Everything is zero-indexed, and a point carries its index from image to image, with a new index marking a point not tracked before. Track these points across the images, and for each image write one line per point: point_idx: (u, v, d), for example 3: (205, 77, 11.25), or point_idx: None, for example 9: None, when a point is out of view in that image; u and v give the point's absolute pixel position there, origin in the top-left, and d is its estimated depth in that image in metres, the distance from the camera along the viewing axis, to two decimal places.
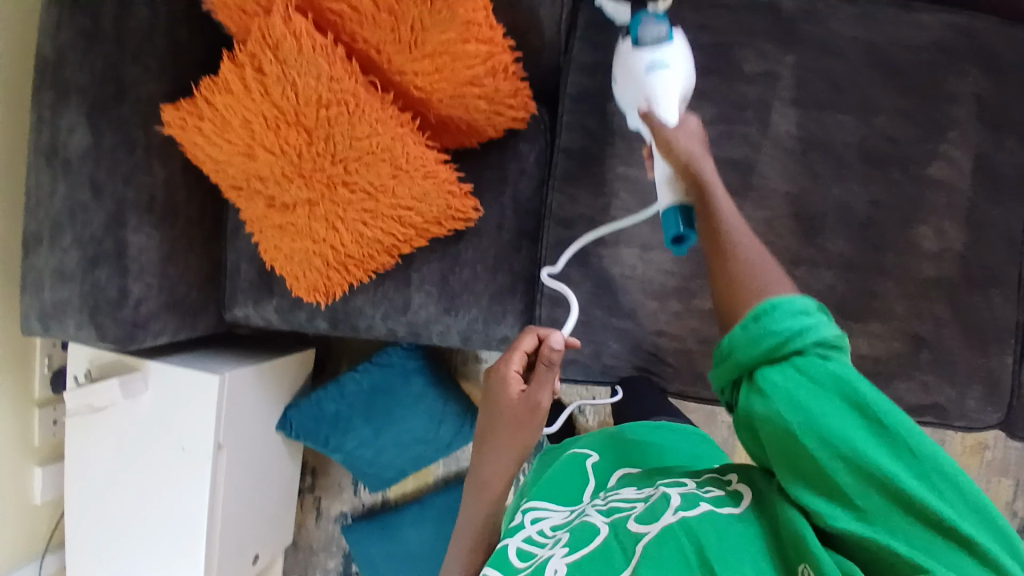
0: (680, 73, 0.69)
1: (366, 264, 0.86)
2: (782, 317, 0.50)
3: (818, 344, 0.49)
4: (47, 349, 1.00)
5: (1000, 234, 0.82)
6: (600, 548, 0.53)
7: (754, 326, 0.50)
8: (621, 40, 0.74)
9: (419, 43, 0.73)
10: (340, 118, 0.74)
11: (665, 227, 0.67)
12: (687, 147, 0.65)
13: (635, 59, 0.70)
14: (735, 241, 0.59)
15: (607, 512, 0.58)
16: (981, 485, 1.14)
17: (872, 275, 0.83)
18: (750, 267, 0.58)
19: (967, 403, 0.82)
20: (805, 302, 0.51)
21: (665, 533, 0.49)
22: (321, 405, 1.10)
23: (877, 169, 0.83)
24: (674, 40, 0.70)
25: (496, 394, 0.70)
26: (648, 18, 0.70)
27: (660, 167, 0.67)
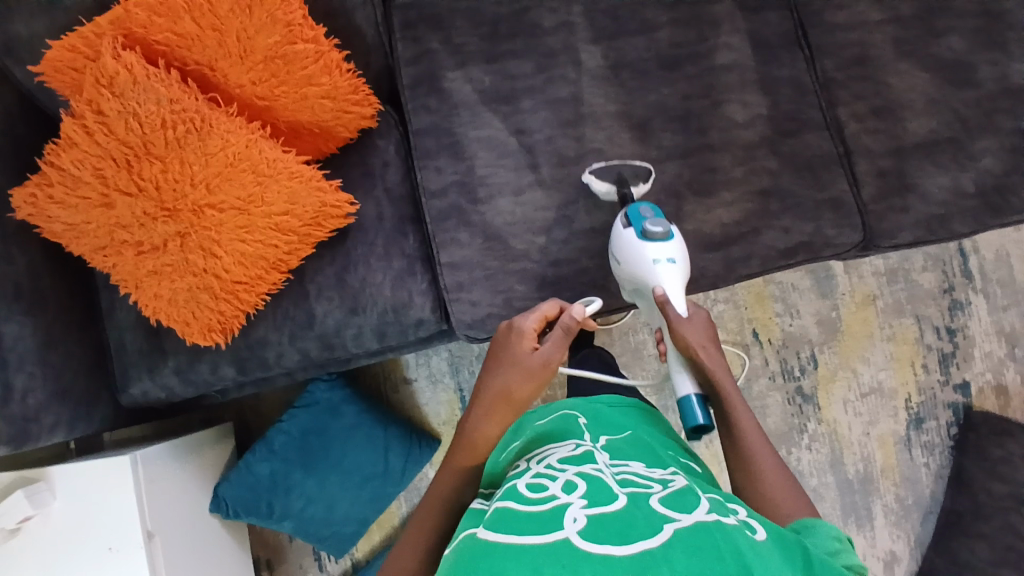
0: (679, 272, 0.83)
1: (256, 287, 0.86)
2: (820, 538, 0.60)
3: (849, 567, 0.59)
4: None
5: (792, 93, 0.97)
6: (624, 509, 0.56)
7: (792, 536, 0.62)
8: (623, 228, 0.86)
9: (249, 52, 0.78)
10: (190, 138, 0.77)
11: (688, 413, 0.77)
12: (701, 346, 0.76)
13: (642, 255, 0.83)
14: (753, 451, 0.72)
15: (623, 483, 0.63)
16: (887, 330, 1.28)
17: (706, 154, 0.95)
18: (772, 473, 0.70)
19: (826, 232, 0.94)
20: (836, 528, 0.62)
21: (699, 522, 0.54)
22: (252, 469, 1.04)
23: (675, 71, 0.97)
24: (672, 239, 0.84)
25: (513, 350, 0.82)
26: (651, 217, 0.84)
27: (676, 358, 0.79)
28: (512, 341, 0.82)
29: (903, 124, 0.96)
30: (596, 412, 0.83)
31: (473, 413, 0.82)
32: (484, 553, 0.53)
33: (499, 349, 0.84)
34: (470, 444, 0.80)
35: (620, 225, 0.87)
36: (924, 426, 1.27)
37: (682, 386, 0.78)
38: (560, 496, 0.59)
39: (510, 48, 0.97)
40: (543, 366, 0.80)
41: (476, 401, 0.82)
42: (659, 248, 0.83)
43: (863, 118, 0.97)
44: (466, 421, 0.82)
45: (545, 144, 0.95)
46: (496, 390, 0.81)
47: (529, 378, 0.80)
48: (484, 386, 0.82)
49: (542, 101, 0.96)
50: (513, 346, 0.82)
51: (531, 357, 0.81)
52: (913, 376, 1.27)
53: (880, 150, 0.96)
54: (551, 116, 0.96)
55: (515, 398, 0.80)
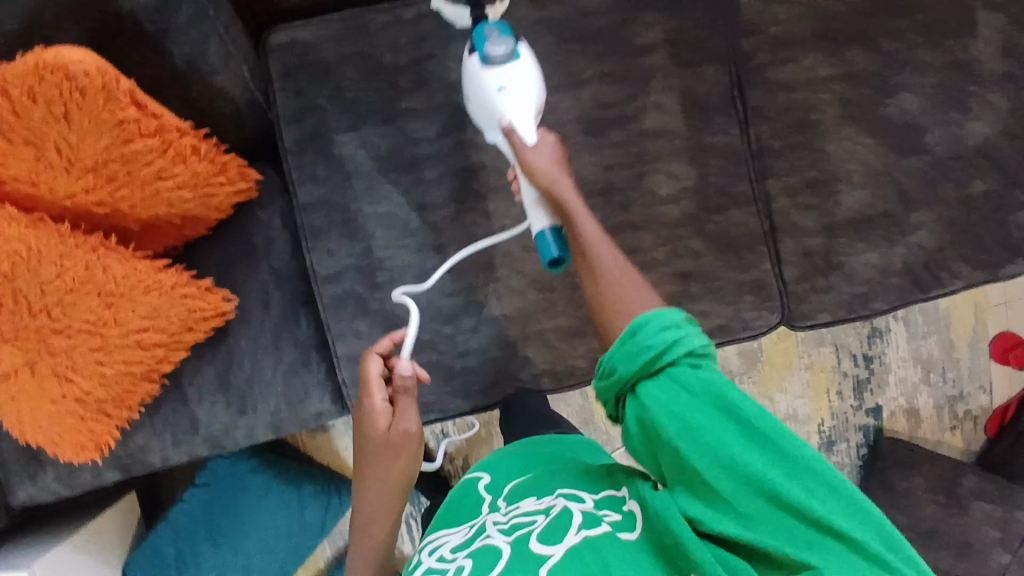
0: (530, 97, 0.73)
1: (126, 401, 0.77)
2: (654, 331, 0.54)
3: (688, 353, 0.54)
4: None
5: (723, 164, 0.89)
6: (504, 571, 0.54)
7: (631, 342, 0.54)
8: (469, 57, 0.76)
9: (75, 162, 0.65)
10: (18, 269, 0.66)
11: (543, 249, 0.68)
12: (546, 168, 0.68)
13: (484, 81, 0.73)
14: (604, 259, 0.64)
15: (508, 531, 0.59)
16: (807, 359, 1.30)
17: (626, 232, 0.87)
18: (624, 289, 0.63)
19: (744, 314, 0.90)
20: (672, 315, 0.55)
21: (571, 553, 0.53)
22: (157, 548, 0.98)
23: (601, 137, 0.87)
24: (521, 58, 0.73)
25: (367, 428, 0.77)
26: (493, 36, 0.73)
27: (527, 191, 0.70)
28: (364, 418, 0.77)
29: (835, 198, 0.91)
30: (497, 462, 0.77)
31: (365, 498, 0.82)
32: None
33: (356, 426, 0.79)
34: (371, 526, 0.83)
35: (466, 56, 0.76)
36: (835, 448, 1.32)
37: (536, 221, 0.69)
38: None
39: (411, 105, 0.85)
40: (405, 438, 0.77)
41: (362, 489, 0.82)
42: (504, 71, 0.73)
43: (795, 191, 0.91)
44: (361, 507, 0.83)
45: (450, 221, 0.86)
46: (374, 479, 0.80)
47: (399, 457, 0.79)
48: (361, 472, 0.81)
49: (448, 171, 0.86)
50: (367, 426, 0.77)
51: (388, 436, 0.77)
52: (827, 403, 1.31)
53: (809, 228, 0.91)
54: (457, 189, 0.86)
55: (394, 479, 0.80)
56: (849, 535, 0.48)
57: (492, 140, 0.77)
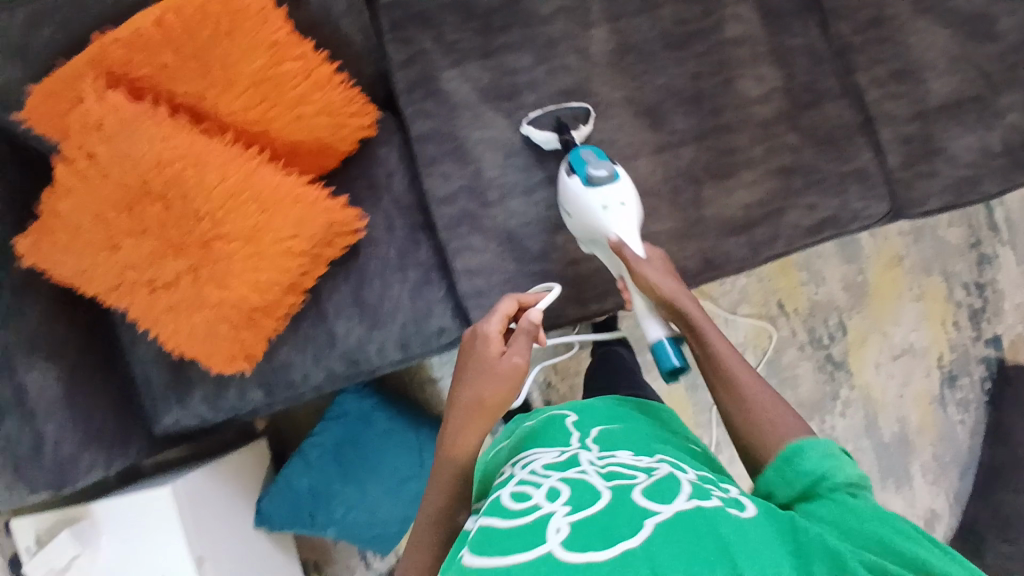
0: (631, 213, 0.82)
1: (274, 311, 0.85)
2: (809, 457, 0.59)
3: (845, 482, 0.57)
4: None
5: (807, 62, 0.92)
6: (606, 508, 0.53)
7: (786, 468, 0.60)
8: (566, 175, 0.85)
9: (236, 79, 0.76)
10: (188, 174, 0.75)
11: (663, 357, 0.76)
12: (662, 279, 0.75)
13: (588, 200, 0.82)
14: (737, 375, 0.68)
15: (606, 476, 0.59)
16: (917, 290, 1.25)
17: (723, 133, 0.90)
18: (761, 402, 0.65)
19: (851, 205, 0.90)
20: (828, 445, 0.60)
21: (683, 514, 0.52)
22: (292, 484, 1.06)
23: (684, 49, 0.91)
24: (619, 179, 0.82)
25: (478, 355, 0.76)
26: (592, 161, 0.82)
27: (641, 301, 0.78)
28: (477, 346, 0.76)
29: (922, 87, 0.91)
30: (584, 407, 0.80)
31: (448, 426, 0.75)
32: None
33: (467, 354, 0.78)
34: (452, 455, 0.74)
35: (565, 175, 0.85)
36: (958, 383, 1.26)
37: (652, 330, 0.77)
38: (543, 504, 0.56)
39: (507, 41, 0.92)
40: (514, 374, 0.74)
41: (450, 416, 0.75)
42: (607, 191, 0.81)
43: (883, 83, 0.92)
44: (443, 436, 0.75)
45: (551, 140, 0.92)
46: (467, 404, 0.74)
47: (500, 386, 0.74)
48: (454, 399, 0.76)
49: (546, 94, 0.92)
50: (477, 353, 0.76)
51: (500, 361, 0.74)
52: (944, 335, 1.25)
53: (903, 116, 0.91)
54: (555, 109, 0.92)
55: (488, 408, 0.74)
56: None
57: (591, 249, 0.87)
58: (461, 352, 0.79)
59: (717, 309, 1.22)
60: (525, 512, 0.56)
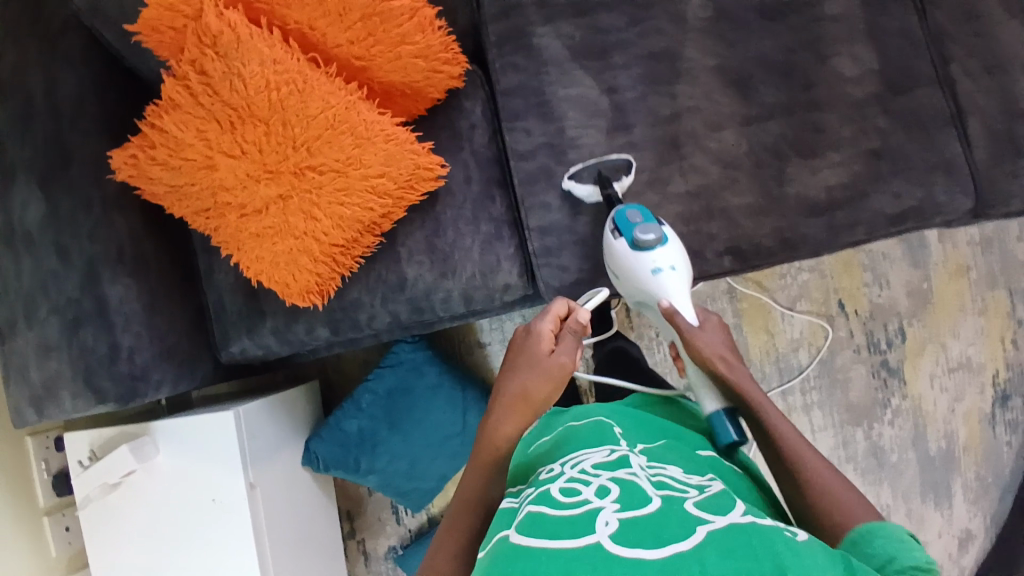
0: (681, 278, 0.84)
1: (352, 250, 0.87)
2: (879, 541, 0.56)
3: (914, 565, 0.53)
4: (41, 454, 0.94)
5: (903, 45, 0.90)
6: (657, 513, 0.53)
7: (851, 551, 0.57)
8: (614, 239, 0.86)
9: (347, 11, 0.77)
10: (292, 100, 0.76)
11: (719, 430, 0.73)
12: (719, 355, 0.76)
13: (640, 263, 0.84)
14: (799, 450, 0.68)
15: (657, 484, 0.58)
16: (979, 303, 1.21)
17: (812, 110, 0.89)
18: (827, 483, 0.64)
19: (937, 197, 0.88)
20: (898, 529, 0.57)
21: (735, 528, 0.51)
22: (341, 426, 1.07)
23: (779, 22, 0.91)
24: (667, 244, 0.84)
25: (529, 350, 0.81)
26: (640, 224, 0.84)
27: (695, 374, 0.79)
28: (528, 341, 0.83)
29: (1020, 83, 0.89)
30: (626, 413, 0.77)
31: (493, 416, 0.80)
32: (518, 559, 0.51)
33: (518, 349, 0.83)
34: (492, 442, 0.78)
35: (611, 237, 0.86)
36: (1010, 403, 1.22)
37: (710, 405, 0.76)
38: (593, 502, 0.55)
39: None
40: (560, 368, 0.79)
41: (495, 403, 0.80)
42: (659, 255, 0.84)
43: (976, 76, 0.90)
44: (486, 423, 0.80)
45: (637, 103, 0.91)
46: (514, 394, 0.79)
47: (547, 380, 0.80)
48: (502, 389, 0.81)
49: (636, 56, 0.92)
50: (529, 349, 0.82)
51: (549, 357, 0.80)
52: (1001, 353, 1.22)
53: (996, 111, 0.89)
54: (645, 72, 0.92)
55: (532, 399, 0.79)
56: None
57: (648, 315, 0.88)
58: (511, 345, 0.85)
59: (775, 305, 1.21)
60: (576, 507, 0.55)
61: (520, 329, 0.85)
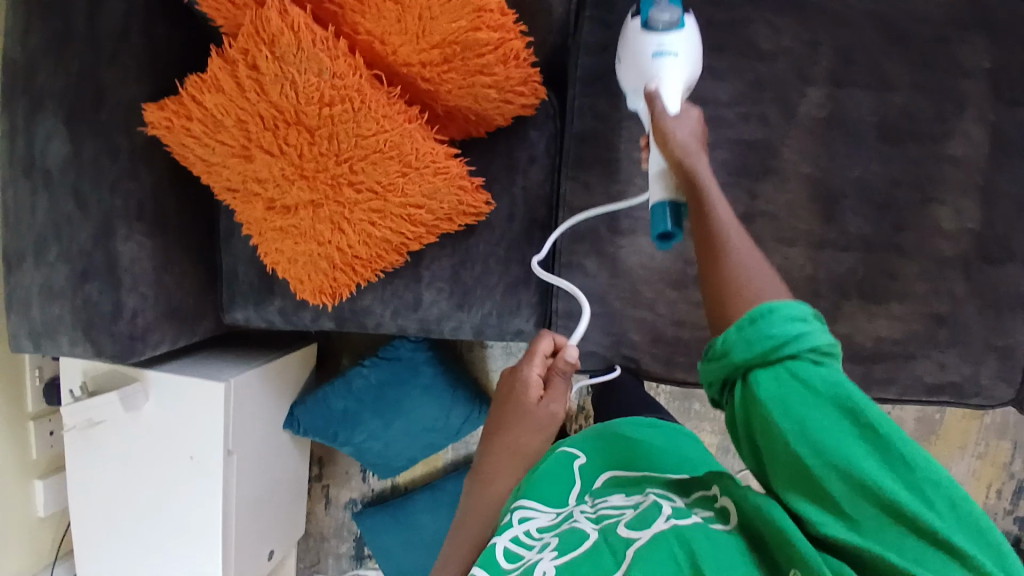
0: (684, 66, 0.71)
1: (374, 264, 0.83)
2: (779, 322, 0.48)
3: (811, 349, 0.47)
4: (36, 361, 0.96)
5: (1014, 212, 0.81)
6: (589, 551, 0.52)
7: (749, 328, 0.49)
8: (629, 18, 0.74)
9: (426, 34, 0.68)
10: (344, 116, 0.70)
11: (655, 220, 0.67)
12: (682, 140, 0.65)
13: (639, 43, 0.71)
14: (727, 237, 0.57)
15: (596, 520, 0.57)
16: (980, 447, 1.19)
17: (890, 255, 0.83)
18: (739, 268, 0.55)
19: (981, 380, 0.84)
20: (800, 307, 0.49)
21: (658, 540, 0.49)
22: (328, 402, 1.10)
23: (895, 147, 0.81)
24: (683, 27, 0.71)
25: (517, 396, 0.79)
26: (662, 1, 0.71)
27: (655, 160, 0.68)
28: (518, 384, 0.80)
29: None
30: (594, 444, 0.76)
31: (486, 473, 0.76)
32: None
33: (506, 394, 0.80)
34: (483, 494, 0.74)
35: (629, 18, 0.74)
36: None
37: (655, 191, 0.68)
38: (532, 557, 0.55)
39: (711, 63, 0.82)
40: (550, 417, 0.77)
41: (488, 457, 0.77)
42: (670, 38, 0.71)
43: None
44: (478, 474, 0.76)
45: None
46: (507, 447, 0.77)
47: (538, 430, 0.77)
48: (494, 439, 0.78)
49: (727, 139, 0.83)
50: (519, 396, 0.79)
51: (537, 405, 0.78)
52: (982, 498, 1.21)
53: None
54: (731, 160, 0.83)
55: (523, 451, 0.77)
56: (970, 558, 0.41)
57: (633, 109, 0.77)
58: (501, 389, 0.82)
59: None
60: (518, 569, 0.55)
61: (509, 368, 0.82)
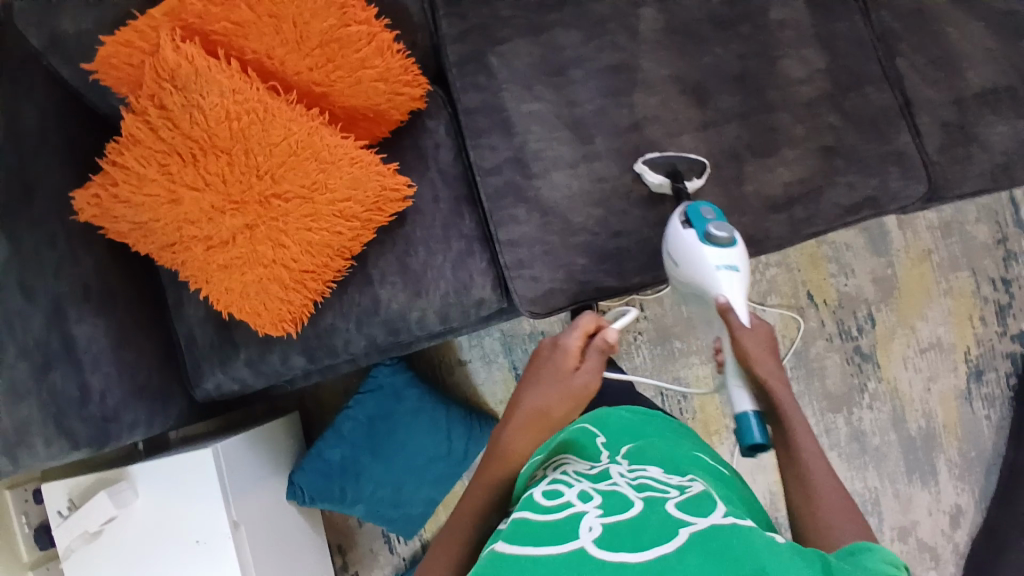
0: (740, 280, 0.82)
1: (322, 275, 0.86)
2: (873, 560, 0.52)
3: None
4: (20, 508, 0.91)
5: (848, 46, 0.94)
6: (639, 518, 0.54)
7: (847, 557, 0.53)
8: (680, 228, 0.85)
9: (305, 39, 0.78)
10: (254, 129, 0.77)
11: (744, 431, 0.73)
12: (760, 356, 0.74)
13: (702, 259, 0.82)
14: (806, 463, 0.67)
15: (639, 490, 0.60)
16: (944, 285, 1.26)
17: (766, 113, 0.93)
18: (827, 496, 0.64)
19: (891, 186, 0.92)
20: (900, 563, 0.52)
21: (715, 527, 0.52)
22: (324, 456, 1.06)
23: (730, 30, 0.94)
24: (734, 245, 0.82)
25: (554, 364, 0.80)
26: (713, 221, 0.83)
27: (734, 368, 0.77)
28: (555, 357, 0.81)
29: (962, 75, 0.94)
30: (609, 419, 0.81)
31: (508, 428, 0.78)
32: (505, 568, 0.51)
33: (540, 365, 0.82)
34: (505, 454, 0.75)
35: (678, 224, 0.85)
36: (984, 378, 1.25)
37: (740, 402, 0.75)
38: (575, 503, 0.57)
39: (558, 18, 0.94)
40: (582, 389, 0.79)
41: (512, 419, 0.78)
42: (720, 253, 0.82)
43: (922, 68, 0.95)
44: (501, 434, 0.77)
45: (596, 115, 0.93)
46: (533, 409, 0.78)
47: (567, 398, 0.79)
48: (521, 404, 0.79)
49: (595, 70, 0.93)
50: (554, 364, 0.81)
51: (573, 376, 0.79)
52: (971, 331, 1.25)
53: (942, 101, 0.94)
54: (604, 85, 0.93)
55: (552, 418, 0.77)
56: None
57: (687, 298, 0.88)
58: (535, 360, 0.83)
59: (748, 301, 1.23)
60: (560, 512, 0.56)
61: (546, 343, 0.84)
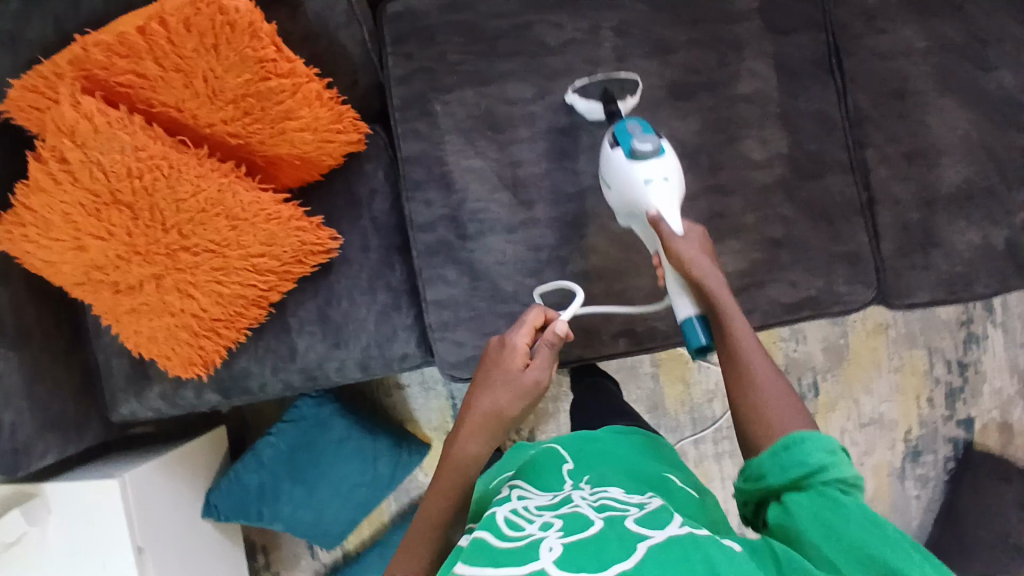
0: (674, 190, 0.74)
1: (236, 323, 0.84)
2: (811, 450, 0.55)
3: (839, 480, 0.53)
4: None
5: (816, 128, 0.88)
6: (596, 535, 0.50)
7: (784, 453, 0.56)
8: (608, 147, 0.77)
9: (217, 93, 0.73)
10: (159, 185, 0.74)
11: (689, 335, 0.69)
12: (694, 258, 0.68)
13: (631, 176, 0.74)
14: (750, 362, 0.64)
15: (599, 508, 0.56)
16: (896, 360, 1.23)
17: (718, 196, 0.87)
18: (771, 397, 0.61)
19: (836, 288, 0.88)
20: (829, 440, 0.55)
21: (669, 545, 0.49)
22: (241, 480, 1.07)
23: (690, 101, 0.87)
24: (663, 152, 0.74)
25: (501, 360, 0.74)
26: (638, 134, 0.75)
27: (673, 277, 0.71)
28: (502, 353, 0.75)
29: (932, 174, 0.88)
30: (587, 443, 0.74)
31: (461, 434, 0.74)
32: None
33: (489, 359, 0.76)
34: (457, 461, 0.72)
35: (607, 146, 0.78)
36: (921, 459, 1.24)
37: (681, 307, 0.70)
38: (534, 531, 0.53)
39: (508, 69, 0.87)
40: (533, 388, 0.73)
41: (463, 420, 0.74)
42: (651, 166, 0.74)
43: (893, 162, 0.88)
44: (452, 441, 0.74)
45: (539, 178, 0.89)
46: (484, 412, 0.73)
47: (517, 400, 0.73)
48: (471, 405, 0.74)
49: (542, 130, 0.88)
50: (502, 363, 0.74)
51: (521, 374, 0.73)
52: (916, 411, 1.23)
53: (908, 200, 0.88)
54: (550, 147, 0.88)
55: (500, 418, 0.73)
56: None
57: (629, 220, 0.80)
58: (484, 355, 0.77)
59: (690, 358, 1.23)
60: (519, 540, 0.51)
61: (495, 337, 0.77)
